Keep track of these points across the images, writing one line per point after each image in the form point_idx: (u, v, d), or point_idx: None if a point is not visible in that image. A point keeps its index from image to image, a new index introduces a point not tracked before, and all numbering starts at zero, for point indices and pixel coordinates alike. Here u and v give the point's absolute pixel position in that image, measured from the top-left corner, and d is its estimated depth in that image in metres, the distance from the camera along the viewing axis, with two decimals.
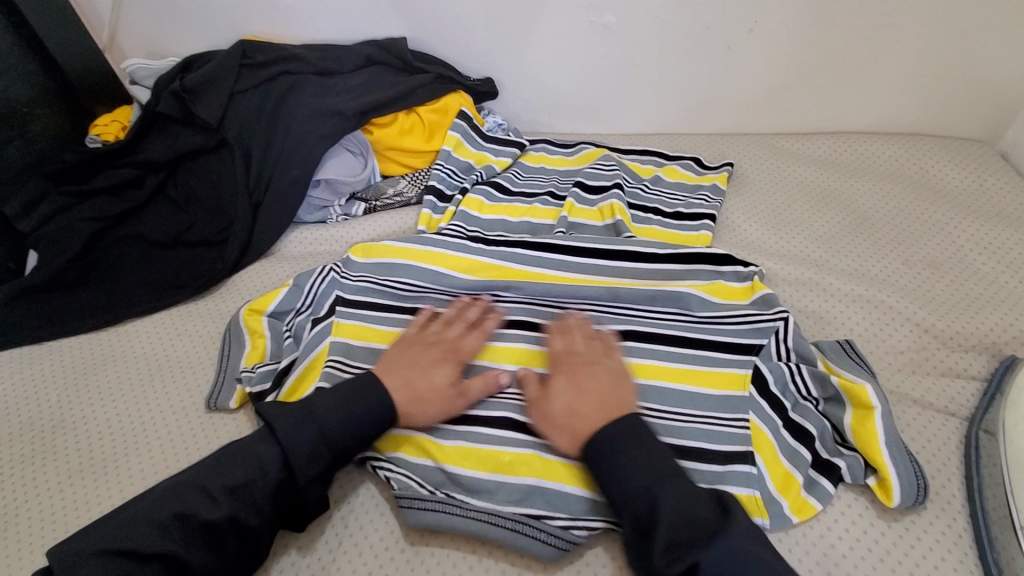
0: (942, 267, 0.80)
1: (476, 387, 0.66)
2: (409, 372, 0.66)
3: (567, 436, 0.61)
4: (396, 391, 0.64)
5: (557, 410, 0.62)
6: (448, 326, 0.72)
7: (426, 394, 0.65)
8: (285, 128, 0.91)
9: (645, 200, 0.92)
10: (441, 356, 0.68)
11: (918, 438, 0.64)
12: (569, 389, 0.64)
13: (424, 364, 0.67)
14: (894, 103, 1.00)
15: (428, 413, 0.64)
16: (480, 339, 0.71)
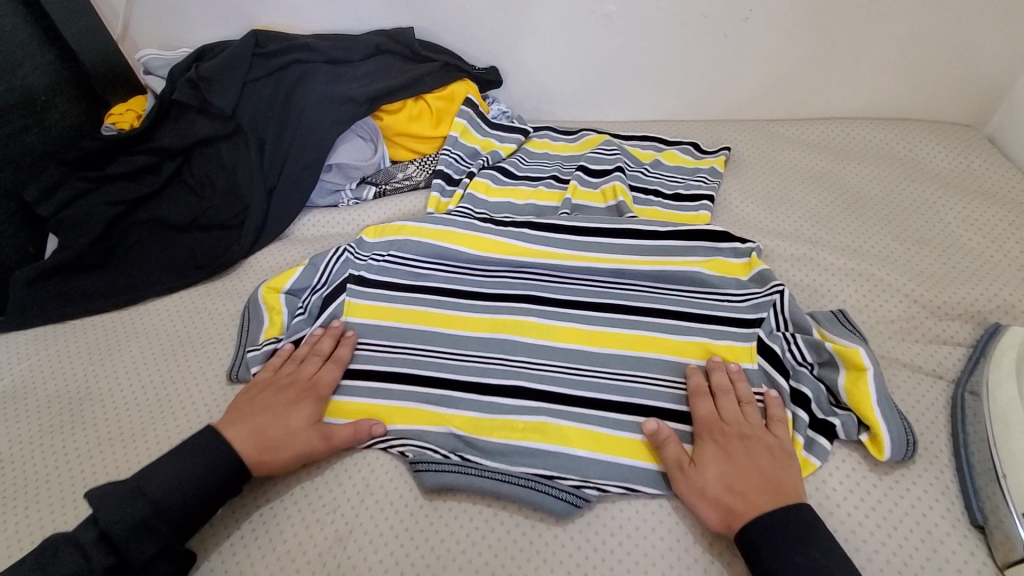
0: (930, 243, 0.84)
1: (342, 431, 0.66)
2: (261, 416, 0.64)
3: (717, 510, 0.57)
4: (244, 437, 0.62)
5: (738, 483, 0.58)
6: (302, 362, 0.72)
7: (280, 437, 0.63)
8: (297, 114, 0.94)
9: (646, 183, 0.95)
10: (294, 396, 0.67)
11: (908, 400, 0.68)
12: (725, 462, 0.59)
13: (278, 406, 0.66)
14: (886, 89, 1.04)
15: (285, 456, 0.62)
16: (338, 372, 0.71)
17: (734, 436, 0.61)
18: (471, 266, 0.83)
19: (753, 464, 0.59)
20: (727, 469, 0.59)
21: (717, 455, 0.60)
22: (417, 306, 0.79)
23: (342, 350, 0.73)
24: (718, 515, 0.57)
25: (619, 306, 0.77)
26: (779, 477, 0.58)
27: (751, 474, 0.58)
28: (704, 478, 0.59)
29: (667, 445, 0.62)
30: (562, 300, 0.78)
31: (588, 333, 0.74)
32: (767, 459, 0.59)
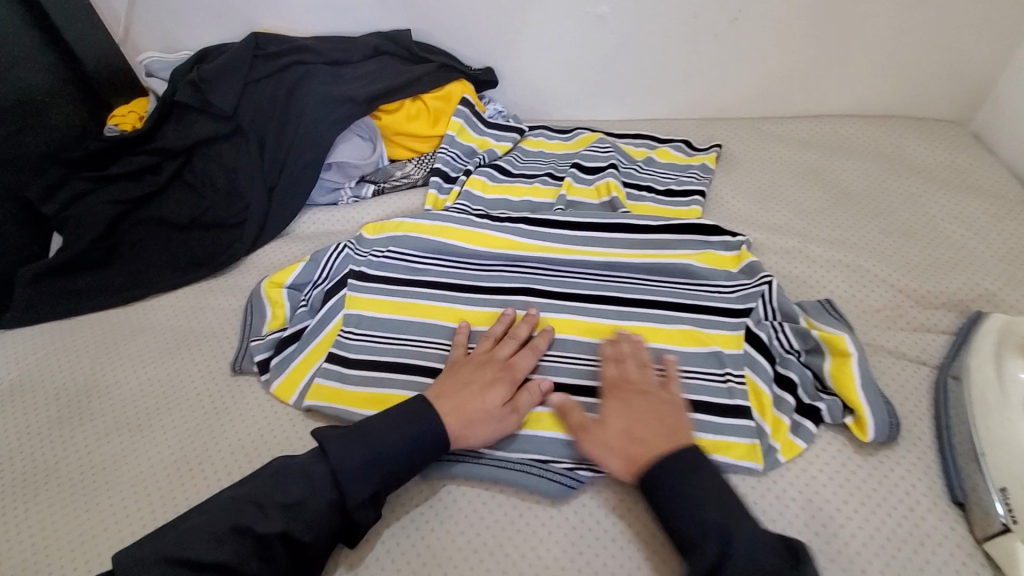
0: (916, 235, 0.86)
1: (526, 401, 0.66)
2: (463, 391, 0.64)
3: (623, 459, 0.60)
4: (450, 410, 0.62)
5: (627, 438, 0.61)
6: (500, 342, 0.72)
7: (477, 414, 0.63)
8: (297, 114, 0.96)
9: (639, 179, 0.98)
10: (493, 375, 0.67)
11: (892, 385, 0.70)
12: (626, 413, 0.63)
13: (477, 383, 0.66)
14: (873, 87, 1.07)
15: (484, 434, 0.63)
16: (533, 358, 0.70)
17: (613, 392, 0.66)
18: (469, 260, 0.85)
19: (632, 420, 0.62)
20: (630, 422, 0.62)
21: (615, 416, 0.63)
22: (416, 299, 0.81)
23: (542, 338, 0.72)
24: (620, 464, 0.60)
25: (613, 298, 0.79)
26: (670, 427, 0.61)
27: (634, 434, 0.61)
28: (601, 436, 0.62)
29: (570, 412, 0.64)
30: (558, 292, 0.80)
31: (583, 324, 0.76)
32: (651, 411, 0.62)
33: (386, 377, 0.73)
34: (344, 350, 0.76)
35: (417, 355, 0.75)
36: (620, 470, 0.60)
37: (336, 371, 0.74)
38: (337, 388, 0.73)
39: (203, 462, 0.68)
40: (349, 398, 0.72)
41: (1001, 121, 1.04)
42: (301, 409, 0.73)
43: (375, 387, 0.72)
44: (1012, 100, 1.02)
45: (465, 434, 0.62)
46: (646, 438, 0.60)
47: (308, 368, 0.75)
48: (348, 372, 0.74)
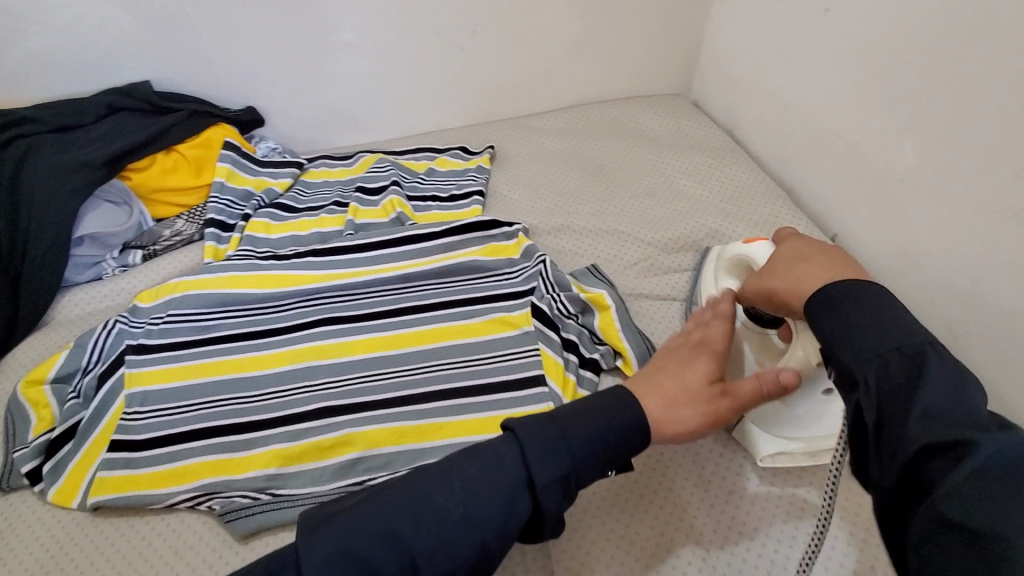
0: (659, 194, 1.02)
1: (745, 388, 0.58)
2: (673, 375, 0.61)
3: (702, 416, 0.57)
4: (658, 403, 0.56)
5: (806, 274, 0.55)
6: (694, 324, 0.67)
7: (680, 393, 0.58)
8: (24, 190, 0.85)
9: (423, 191, 1.02)
10: (693, 349, 0.62)
11: (654, 325, 0.82)
12: (702, 364, 0.59)
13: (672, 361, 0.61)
14: (608, 74, 1.24)
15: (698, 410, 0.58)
16: (725, 326, 0.63)
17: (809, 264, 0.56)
18: (260, 304, 0.84)
19: (808, 270, 0.56)
20: (708, 373, 0.59)
21: (791, 265, 0.58)
22: (209, 358, 0.78)
23: (727, 302, 0.66)
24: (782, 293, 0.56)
25: (410, 307, 0.83)
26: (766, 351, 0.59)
27: (827, 268, 0.55)
28: (777, 283, 0.57)
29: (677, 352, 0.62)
30: (356, 315, 0.82)
31: (383, 340, 0.79)
32: (838, 264, 0.56)
33: (181, 448, 0.69)
34: (128, 433, 0.70)
35: (214, 416, 0.72)
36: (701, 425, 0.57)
37: (123, 458, 0.68)
38: (126, 476, 0.67)
39: None
40: (141, 482, 0.66)
41: (708, 88, 1.27)
42: (88, 510, 0.66)
43: (170, 462, 0.68)
44: (710, 69, 1.25)
45: (670, 414, 0.56)
46: (853, 269, 0.54)
47: (90, 465, 0.68)
48: (136, 455, 0.68)
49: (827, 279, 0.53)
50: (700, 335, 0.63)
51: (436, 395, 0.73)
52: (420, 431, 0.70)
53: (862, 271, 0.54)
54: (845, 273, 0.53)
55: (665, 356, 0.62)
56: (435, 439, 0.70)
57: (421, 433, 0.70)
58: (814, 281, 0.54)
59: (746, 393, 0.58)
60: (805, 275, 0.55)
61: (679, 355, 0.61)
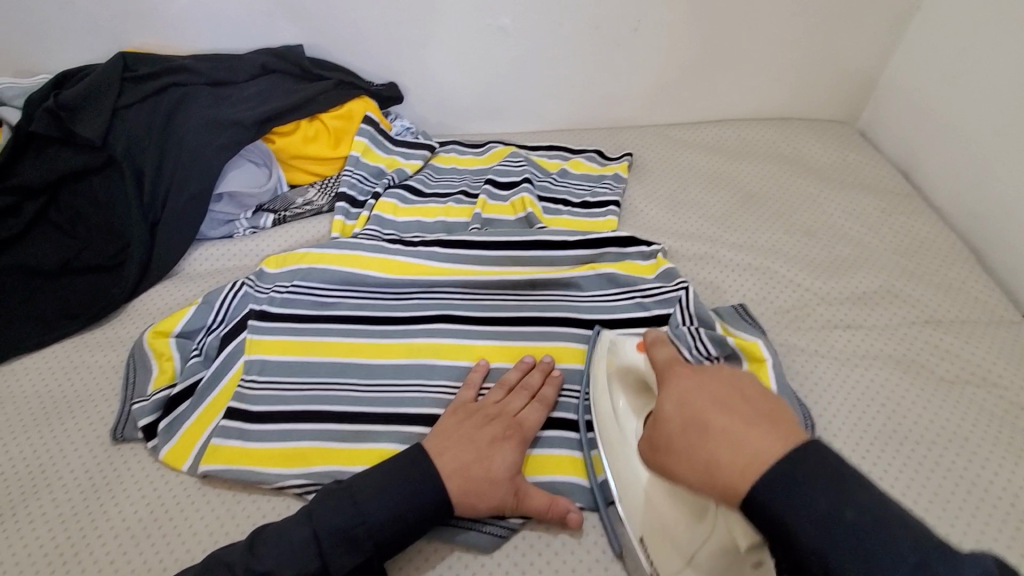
0: (816, 234, 0.91)
1: None
2: (465, 450, 0.60)
3: None
4: None
5: (711, 457, 0.45)
6: (510, 394, 0.67)
7: (482, 482, 0.58)
8: (177, 141, 0.87)
9: (554, 193, 0.96)
10: None
11: (807, 385, 0.72)
12: None
13: (483, 442, 0.61)
14: (769, 91, 1.12)
15: (490, 502, 0.58)
16: None
17: (708, 421, 0.47)
18: (382, 289, 0.81)
19: (714, 435, 0.46)
20: None
21: (683, 419, 0.49)
22: (328, 337, 0.75)
23: None
24: (700, 484, 0.46)
25: (537, 318, 0.78)
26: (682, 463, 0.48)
27: (735, 439, 0.45)
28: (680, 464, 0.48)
29: None
30: (479, 317, 0.78)
31: (506, 349, 0.74)
32: (735, 405, 0.48)
33: (293, 428, 0.67)
34: (244, 403, 0.69)
35: (328, 400, 0.69)
36: None
37: (237, 428, 0.67)
38: (237, 447, 0.65)
39: (79, 554, 0.59)
40: (251, 457, 0.65)
41: (881, 120, 1.12)
42: (196, 476, 0.65)
43: (280, 441, 0.66)
44: (889, 100, 1.10)
45: None
46: (753, 431, 0.45)
47: (205, 428, 0.67)
48: (250, 427, 0.67)
49: (742, 468, 0.44)
50: None
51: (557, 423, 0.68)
52: (534, 463, 0.65)
53: (777, 410, 0.47)
54: (759, 438, 0.45)
55: None
56: (551, 475, 0.64)
57: (536, 465, 0.65)
58: (734, 478, 0.44)
59: None
60: (714, 453, 0.45)
61: None
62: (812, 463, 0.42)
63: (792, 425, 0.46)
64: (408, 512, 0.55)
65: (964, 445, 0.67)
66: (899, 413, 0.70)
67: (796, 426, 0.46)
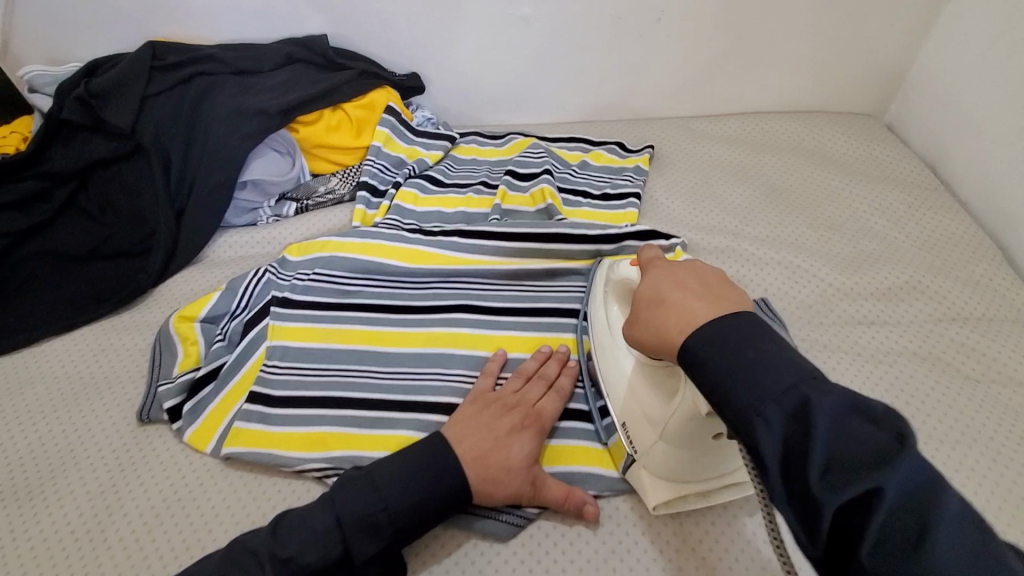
0: (841, 228, 0.89)
1: None
2: (483, 438, 0.60)
3: None
4: None
5: (665, 321, 0.49)
6: (527, 382, 0.67)
7: (500, 471, 0.58)
8: (203, 129, 0.88)
9: (574, 185, 0.96)
10: None
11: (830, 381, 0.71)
12: None
13: (501, 431, 0.61)
14: (795, 82, 1.10)
15: (507, 490, 0.58)
16: None
17: (664, 297, 0.51)
18: (402, 277, 0.81)
19: (669, 303, 0.50)
20: None
21: (650, 294, 0.53)
22: (349, 325, 0.76)
23: None
24: (653, 339, 0.50)
25: (556, 309, 0.77)
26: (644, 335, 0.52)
27: (687, 302, 0.49)
28: (641, 332, 0.52)
29: None
30: (498, 308, 0.78)
31: (524, 339, 0.74)
32: (690, 283, 0.51)
33: (314, 413, 0.68)
34: (267, 387, 0.70)
35: (348, 386, 0.70)
36: None
37: (259, 412, 0.68)
38: (260, 431, 0.66)
39: (107, 530, 0.60)
40: (273, 440, 0.66)
41: (910, 113, 1.10)
42: (219, 458, 0.66)
43: (302, 426, 0.67)
44: (918, 93, 1.08)
45: None
46: (705, 301, 0.48)
47: (228, 411, 0.69)
48: (272, 412, 0.68)
49: (681, 324, 0.47)
50: None
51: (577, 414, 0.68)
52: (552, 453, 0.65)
53: (732, 291, 0.50)
54: (702, 303, 0.48)
55: None
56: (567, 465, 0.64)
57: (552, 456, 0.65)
58: (674, 330, 0.48)
59: None
60: (665, 317, 0.49)
61: None
62: (745, 325, 0.45)
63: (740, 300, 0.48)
64: (429, 499, 0.56)
65: (993, 445, 0.65)
66: (925, 412, 0.68)
67: (741, 301, 0.48)
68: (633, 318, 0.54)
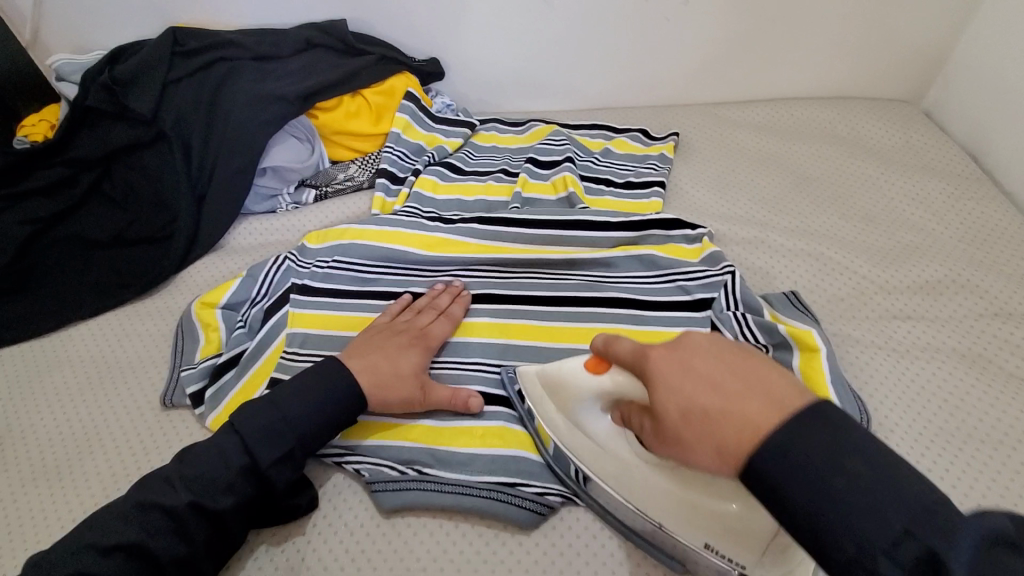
0: (874, 219, 0.86)
1: (442, 392, 0.64)
2: (375, 354, 0.64)
3: (376, 386, 0.62)
4: (361, 372, 0.62)
5: (717, 437, 0.41)
6: (419, 313, 0.72)
7: (391, 378, 0.63)
8: (224, 115, 0.88)
9: (596, 172, 0.94)
10: (407, 340, 0.67)
11: (861, 376, 0.68)
12: (388, 356, 0.64)
13: (391, 349, 0.66)
14: (827, 67, 1.06)
15: (399, 395, 0.62)
16: (447, 327, 0.71)
17: (699, 410, 0.43)
18: (422, 266, 0.81)
19: (722, 420, 0.41)
20: (394, 361, 0.64)
21: (681, 407, 0.44)
22: (369, 313, 0.76)
23: (446, 300, 0.74)
24: (711, 466, 0.42)
25: (576, 299, 0.76)
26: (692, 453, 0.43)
27: (736, 400, 0.42)
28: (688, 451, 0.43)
29: (382, 345, 0.66)
30: (518, 297, 0.76)
31: (544, 330, 0.73)
32: (720, 373, 0.44)
33: None
34: (287, 374, 0.69)
35: None
36: (388, 397, 0.62)
37: None
38: None
39: None
40: None
41: (949, 98, 1.05)
42: None
43: None
44: (958, 78, 1.03)
45: (373, 381, 0.62)
46: (754, 401, 0.41)
47: (249, 397, 0.69)
48: None
49: (749, 442, 0.40)
50: (390, 336, 0.68)
51: (507, 399, 0.67)
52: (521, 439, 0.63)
53: (774, 371, 0.44)
54: (760, 412, 0.41)
55: (376, 342, 0.66)
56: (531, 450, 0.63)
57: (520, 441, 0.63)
58: (739, 451, 0.40)
59: (438, 396, 0.63)
60: (720, 437, 0.41)
61: (371, 346, 0.66)
62: (825, 434, 0.39)
63: (791, 383, 0.43)
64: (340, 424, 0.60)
65: None
66: (963, 409, 0.66)
67: (786, 381, 0.43)
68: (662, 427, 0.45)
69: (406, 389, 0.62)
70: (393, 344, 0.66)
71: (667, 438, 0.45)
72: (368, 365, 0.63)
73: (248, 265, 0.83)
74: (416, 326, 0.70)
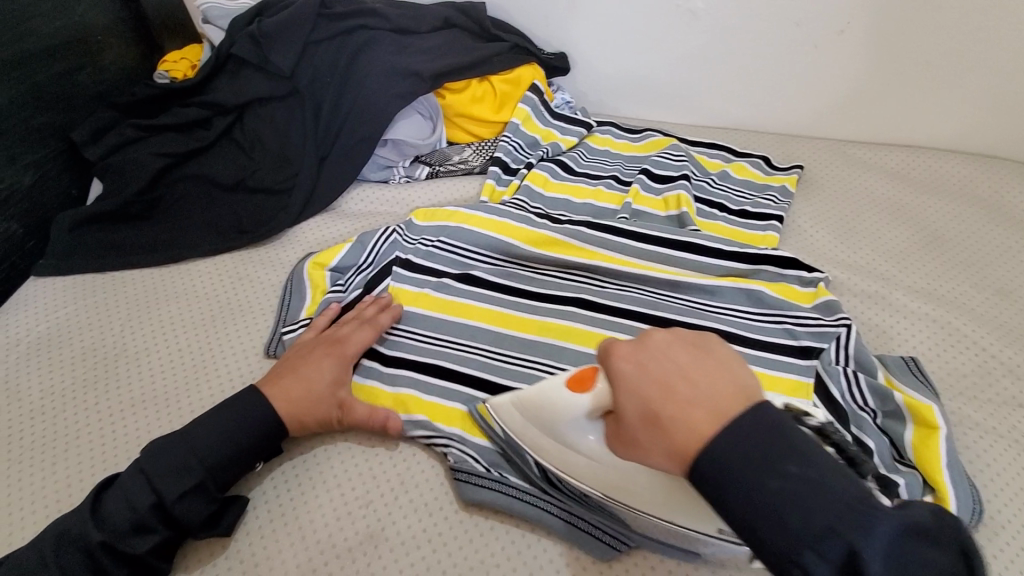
0: (1011, 295, 0.79)
1: (359, 407, 0.64)
2: (291, 378, 0.64)
3: (298, 411, 0.62)
4: (278, 399, 0.62)
5: (674, 433, 0.41)
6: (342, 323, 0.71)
7: (306, 400, 0.62)
8: (356, 82, 0.91)
9: (711, 195, 0.90)
10: (320, 354, 0.66)
11: (980, 464, 0.64)
12: (302, 378, 0.64)
13: (304, 368, 0.65)
14: (981, 121, 0.95)
15: (318, 416, 0.63)
16: (371, 335, 0.70)
17: (658, 416, 0.42)
18: (525, 260, 0.80)
19: (671, 425, 0.41)
20: (308, 381, 0.64)
21: (641, 412, 0.44)
22: (464, 299, 0.76)
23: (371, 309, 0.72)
24: (667, 466, 0.42)
25: (677, 322, 0.73)
26: (656, 451, 0.43)
27: (695, 392, 0.42)
28: (653, 454, 0.43)
29: (295, 366, 0.65)
30: (619, 309, 0.75)
31: None
32: (675, 380, 0.43)
33: (425, 379, 0.69)
34: (383, 345, 0.72)
35: (459, 360, 0.70)
36: (312, 419, 0.62)
37: (378, 368, 0.70)
38: (374, 388, 0.69)
39: None
40: (388, 401, 0.67)
41: None
42: None
43: (417, 391, 0.68)
44: None
45: (295, 406, 0.62)
46: (678, 403, 0.42)
47: None
48: (388, 370, 0.70)
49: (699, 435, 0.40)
50: (299, 358, 0.66)
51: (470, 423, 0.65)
52: None
53: (735, 371, 0.43)
54: (701, 415, 0.40)
55: (292, 363, 0.65)
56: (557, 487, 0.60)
57: None
58: (687, 442, 0.40)
59: (358, 412, 0.64)
60: (672, 439, 0.41)
61: (285, 369, 0.65)
62: (762, 425, 0.39)
63: (742, 382, 0.42)
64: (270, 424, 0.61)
65: None
66: None
67: (719, 389, 0.42)
68: (632, 426, 0.45)
69: (325, 409, 0.63)
70: (311, 362, 0.65)
71: (637, 436, 0.44)
72: (286, 390, 0.62)
73: (355, 232, 0.85)
74: (336, 337, 0.69)
